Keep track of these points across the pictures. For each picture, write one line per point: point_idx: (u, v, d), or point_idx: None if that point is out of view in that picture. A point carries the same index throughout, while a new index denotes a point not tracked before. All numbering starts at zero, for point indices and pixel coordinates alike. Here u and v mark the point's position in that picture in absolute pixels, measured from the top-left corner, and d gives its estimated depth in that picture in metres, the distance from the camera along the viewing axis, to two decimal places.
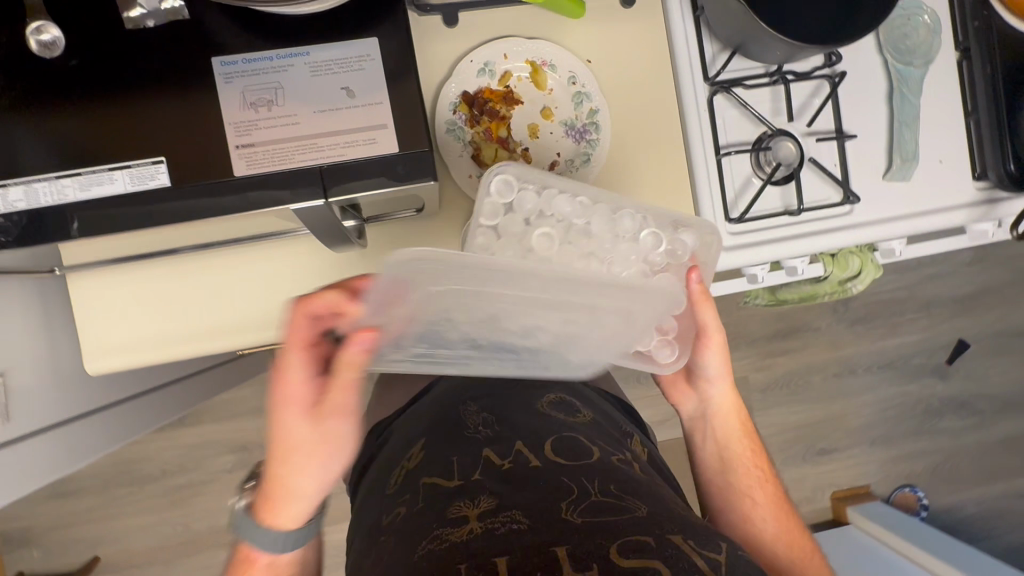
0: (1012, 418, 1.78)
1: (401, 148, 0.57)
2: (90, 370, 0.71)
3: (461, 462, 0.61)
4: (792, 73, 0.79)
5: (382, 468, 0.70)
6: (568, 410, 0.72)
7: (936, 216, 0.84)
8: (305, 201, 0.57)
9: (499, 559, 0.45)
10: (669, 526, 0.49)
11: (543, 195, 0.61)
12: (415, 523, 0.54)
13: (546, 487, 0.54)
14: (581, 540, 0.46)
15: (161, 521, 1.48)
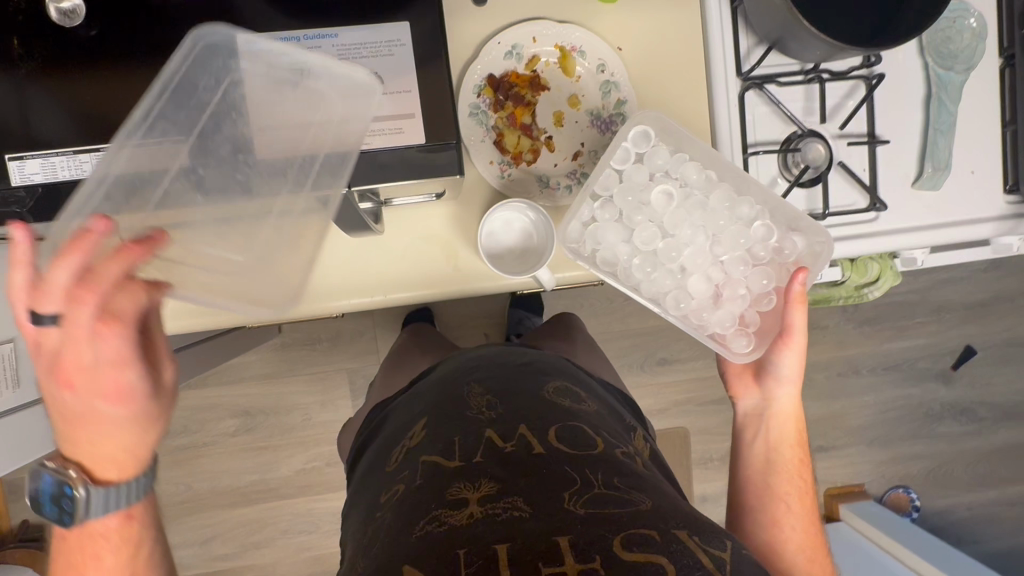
0: (1012, 426, 1.78)
1: (427, 140, 0.61)
2: None
3: (463, 442, 0.59)
4: (827, 73, 0.77)
5: (383, 443, 0.69)
6: (573, 396, 0.68)
7: (965, 227, 0.82)
8: (328, 188, 0.60)
9: (499, 545, 0.47)
10: (673, 521, 0.50)
11: (674, 158, 0.74)
12: (415, 501, 0.54)
13: (549, 473, 0.54)
14: (584, 531, 0.47)
15: (164, 480, 1.50)
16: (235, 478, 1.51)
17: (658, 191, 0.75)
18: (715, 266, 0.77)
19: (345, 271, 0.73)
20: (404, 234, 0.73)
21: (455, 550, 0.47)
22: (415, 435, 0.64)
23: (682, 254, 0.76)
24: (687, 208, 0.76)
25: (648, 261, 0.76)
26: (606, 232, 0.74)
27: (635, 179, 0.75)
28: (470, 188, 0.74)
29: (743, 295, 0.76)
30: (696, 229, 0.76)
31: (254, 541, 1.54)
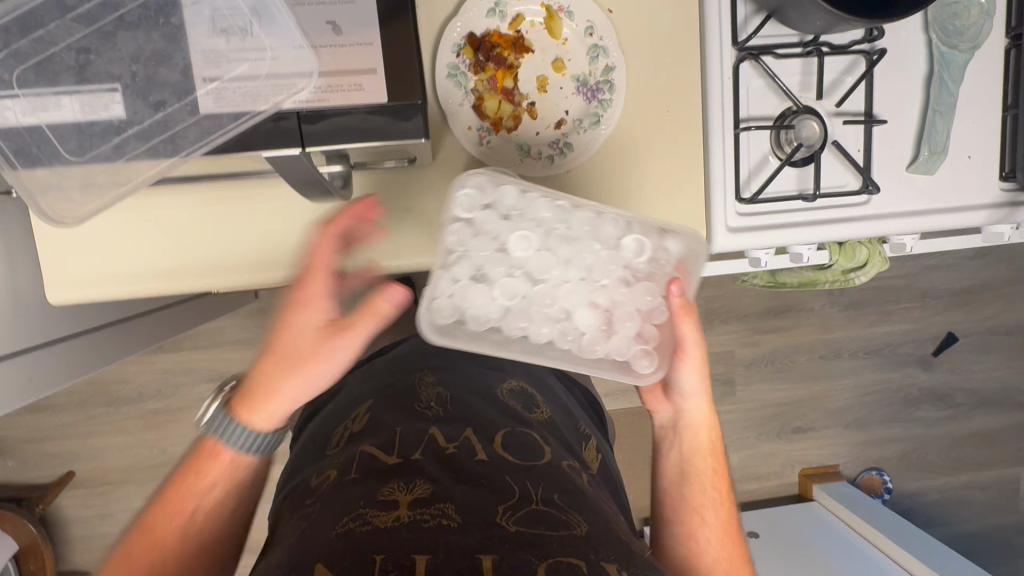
0: (988, 413, 1.80)
1: (389, 98, 0.55)
2: (54, 301, 0.68)
3: (405, 436, 0.55)
4: (827, 45, 0.73)
5: (326, 421, 0.66)
6: (526, 400, 0.66)
7: (957, 214, 0.79)
8: (281, 148, 0.55)
9: (421, 556, 0.42)
10: (605, 552, 0.46)
11: (524, 197, 0.62)
12: (342, 493, 0.49)
13: (487, 482, 0.50)
14: (510, 553, 0.43)
15: (137, 442, 1.48)
16: None
17: (517, 233, 0.63)
18: (598, 292, 0.65)
19: (311, 238, 0.69)
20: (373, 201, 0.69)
21: (374, 554, 0.42)
22: (359, 421, 0.61)
23: (561, 294, 0.64)
24: (553, 245, 0.63)
25: (522, 310, 0.64)
26: (473, 292, 0.62)
27: (486, 229, 0.63)
28: (447, 155, 0.70)
29: (634, 317, 0.64)
30: (571, 261, 0.64)
31: None
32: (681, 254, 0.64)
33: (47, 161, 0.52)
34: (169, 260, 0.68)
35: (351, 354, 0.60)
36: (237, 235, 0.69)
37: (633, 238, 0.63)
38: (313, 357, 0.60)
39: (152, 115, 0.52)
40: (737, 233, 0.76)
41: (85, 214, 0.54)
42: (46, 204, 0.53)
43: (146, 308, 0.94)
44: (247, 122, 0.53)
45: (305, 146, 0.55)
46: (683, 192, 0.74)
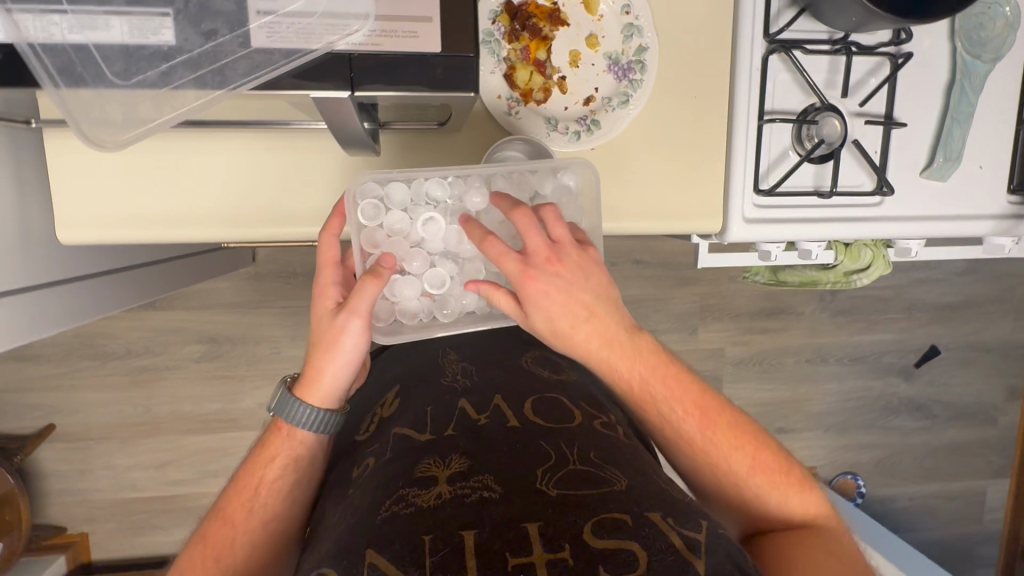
0: (962, 425, 1.85)
1: (443, 49, 0.47)
2: (64, 241, 0.66)
3: (435, 417, 0.58)
4: (856, 45, 0.74)
5: (357, 406, 0.69)
6: (552, 368, 0.69)
7: (966, 222, 0.81)
8: (329, 91, 0.48)
9: (466, 532, 0.43)
10: (646, 501, 0.47)
11: (412, 185, 0.63)
12: (380, 475, 0.51)
13: (523, 448, 0.52)
14: (554, 516, 0.44)
15: (121, 399, 1.46)
16: (197, 405, 1.48)
17: (426, 220, 0.63)
18: None
19: (332, 195, 0.69)
20: (399, 161, 0.69)
21: (420, 534, 0.44)
22: (390, 405, 0.63)
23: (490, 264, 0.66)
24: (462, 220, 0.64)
25: (457, 291, 0.66)
26: (404, 285, 0.63)
27: (392, 228, 0.63)
28: (473, 122, 0.70)
29: None
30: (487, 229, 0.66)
31: (213, 470, 1.52)
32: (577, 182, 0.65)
33: (92, 84, 0.44)
34: (184, 208, 0.67)
35: (363, 335, 0.55)
36: (255, 187, 0.68)
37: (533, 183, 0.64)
38: (328, 341, 0.55)
39: (202, 45, 0.44)
40: (753, 224, 0.76)
41: (126, 138, 0.47)
42: (85, 125, 0.45)
43: (150, 259, 0.93)
44: (299, 61, 0.45)
45: (356, 91, 0.48)
46: (705, 179, 0.74)
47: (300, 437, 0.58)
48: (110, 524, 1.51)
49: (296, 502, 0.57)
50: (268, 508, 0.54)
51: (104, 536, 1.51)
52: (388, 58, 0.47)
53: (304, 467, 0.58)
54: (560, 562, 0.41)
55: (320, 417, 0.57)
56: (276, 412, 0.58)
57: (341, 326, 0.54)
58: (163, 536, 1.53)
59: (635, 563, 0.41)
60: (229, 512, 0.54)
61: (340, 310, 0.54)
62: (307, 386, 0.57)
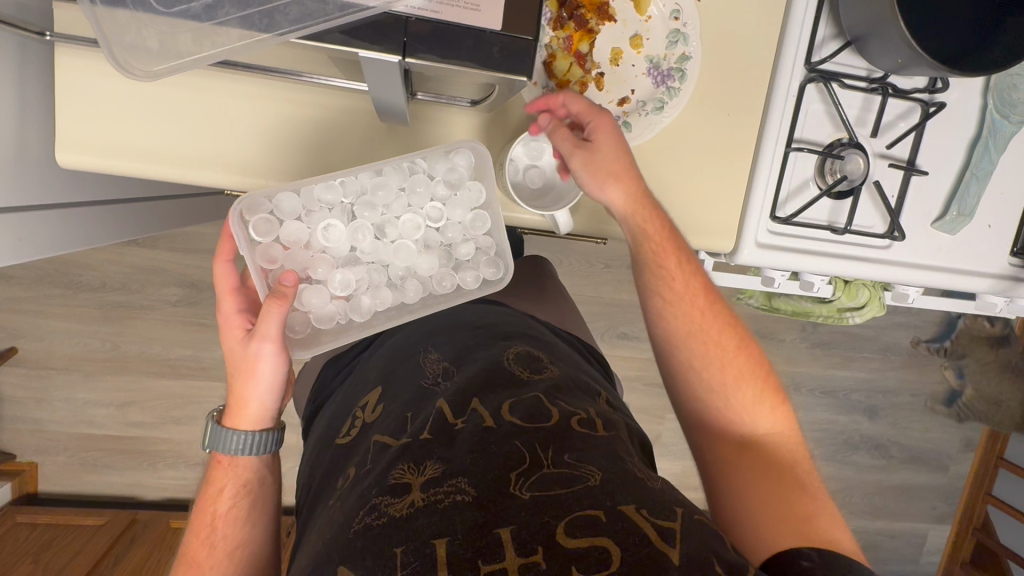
0: (915, 470, 1.90)
1: (503, 28, 0.46)
2: (60, 162, 0.63)
3: (414, 420, 0.57)
4: (892, 87, 0.74)
5: (339, 408, 0.69)
6: (533, 364, 0.65)
7: (966, 276, 0.82)
8: (378, 53, 0.46)
9: (439, 540, 0.44)
10: (620, 495, 0.48)
11: (302, 194, 0.63)
12: (359, 488, 0.52)
13: (498, 448, 0.52)
14: (526, 521, 0.45)
15: (89, 332, 1.41)
16: (167, 349, 1.44)
17: (325, 225, 0.64)
18: (427, 231, 0.68)
19: (344, 158, 0.67)
20: (421, 132, 0.68)
21: (393, 547, 0.45)
22: (372, 409, 0.63)
23: (400, 255, 0.67)
24: (361, 216, 0.65)
25: (368, 287, 0.66)
26: (314, 296, 0.63)
27: (290, 239, 0.63)
28: (507, 107, 0.69)
29: (469, 241, 0.68)
30: (389, 221, 0.67)
31: (175, 417, 1.49)
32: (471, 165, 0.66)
33: (131, 6, 0.42)
34: (193, 146, 0.64)
35: (277, 357, 0.57)
36: (269, 136, 0.65)
37: (429, 169, 0.66)
38: (245, 371, 0.57)
39: None
40: (763, 249, 0.76)
41: (160, 69, 0.44)
42: (117, 50, 0.43)
43: (143, 194, 0.89)
44: (352, 17, 0.44)
45: (406, 58, 0.47)
46: (722, 200, 0.74)
47: (242, 465, 0.60)
48: (62, 457, 1.48)
49: (256, 524, 0.60)
50: (229, 541, 0.58)
51: (54, 468, 1.48)
52: (445, 29, 0.46)
53: (256, 490, 0.61)
54: (534, 565, 0.42)
55: (253, 441, 0.59)
56: (212, 448, 0.59)
57: (255, 354, 0.56)
58: (114, 477, 1.50)
59: (608, 561, 0.43)
60: (192, 553, 0.57)
61: (251, 338, 0.56)
62: (236, 414, 0.59)
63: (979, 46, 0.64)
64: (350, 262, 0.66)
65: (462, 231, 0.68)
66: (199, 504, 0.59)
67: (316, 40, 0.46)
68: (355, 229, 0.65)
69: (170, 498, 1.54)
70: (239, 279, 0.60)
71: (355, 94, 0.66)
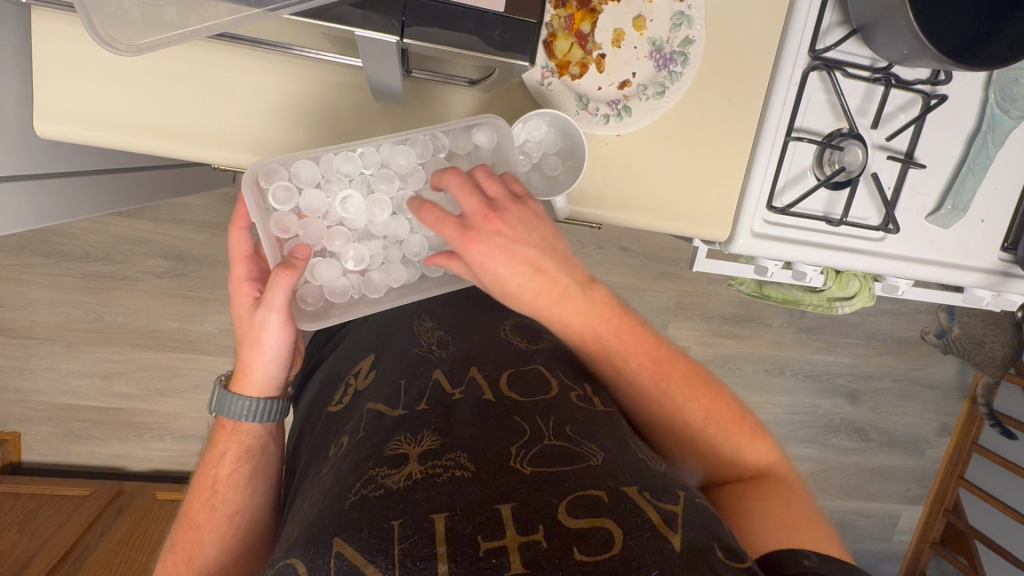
0: (892, 453, 1.95)
1: (507, 11, 0.45)
2: (41, 133, 0.61)
3: (409, 390, 0.57)
4: (896, 77, 0.73)
5: (329, 377, 0.69)
6: (529, 334, 0.67)
7: (956, 271, 0.82)
8: (376, 33, 0.45)
9: (438, 515, 0.43)
10: (623, 477, 0.48)
11: (323, 161, 0.61)
12: (351, 459, 0.51)
13: (498, 424, 0.51)
14: (529, 497, 0.44)
15: (72, 302, 1.39)
16: (152, 321, 1.42)
17: (344, 195, 0.62)
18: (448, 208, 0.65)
19: (337, 136, 0.65)
20: (415, 110, 0.66)
21: (391, 519, 0.43)
22: (364, 376, 0.63)
23: (418, 232, 0.65)
24: (380, 189, 0.63)
25: (382, 263, 0.65)
26: (325, 268, 0.62)
27: (307, 208, 0.62)
28: (505, 88, 0.67)
29: None
30: (409, 195, 0.64)
31: (161, 389, 1.47)
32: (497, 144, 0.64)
33: None
34: (179, 119, 0.62)
35: (280, 328, 0.58)
36: (261, 112, 0.63)
37: (451, 145, 0.64)
38: (252, 337, 0.59)
39: None
40: (759, 238, 0.76)
41: (144, 43, 0.42)
42: (98, 19, 0.41)
43: (126, 163, 0.86)
44: None
45: (404, 38, 0.46)
46: (720, 188, 0.73)
47: (247, 429, 0.61)
48: (46, 427, 1.47)
49: (257, 491, 0.60)
50: (230, 505, 0.57)
51: (38, 438, 1.48)
52: (443, 10, 0.45)
53: (258, 457, 0.61)
54: (535, 544, 0.41)
55: (259, 407, 0.60)
56: (218, 412, 0.61)
57: (262, 322, 0.58)
58: (100, 447, 1.50)
59: (610, 541, 0.42)
60: (194, 515, 0.57)
61: (258, 306, 0.57)
62: (241, 380, 0.60)
63: (987, 36, 0.64)
64: (366, 237, 0.65)
65: None
66: (200, 468, 0.59)
67: (311, 16, 0.45)
68: (374, 199, 0.63)
69: (158, 469, 1.55)
70: (253, 247, 0.61)
71: (348, 71, 0.64)
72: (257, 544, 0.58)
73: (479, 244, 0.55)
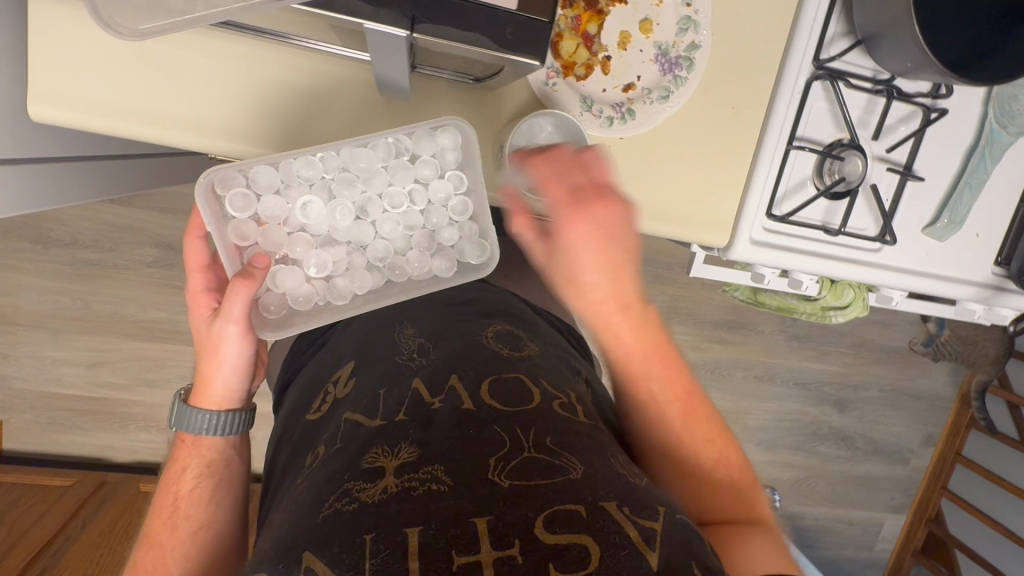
0: (876, 461, 1.97)
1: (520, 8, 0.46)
2: (34, 116, 0.59)
3: (389, 400, 0.56)
4: (898, 90, 0.74)
5: (311, 384, 0.68)
6: (512, 342, 0.65)
7: (949, 284, 0.83)
8: (386, 27, 0.45)
9: (410, 529, 0.43)
10: (601, 491, 0.47)
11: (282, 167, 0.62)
12: (328, 470, 0.51)
13: (477, 434, 0.51)
14: (505, 511, 0.44)
15: (59, 289, 1.37)
16: (141, 310, 1.40)
17: (303, 201, 0.63)
18: (409, 212, 0.67)
19: (339, 131, 0.65)
20: (418, 106, 0.65)
21: (362, 534, 0.43)
22: (344, 385, 0.62)
23: (379, 236, 0.67)
24: (340, 195, 0.64)
25: (346, 269, 0.66)
26: (288, 276, 0.63)
27: (266, 215, 0.63)
28: (511, 87, 0.67)
29: (451, 224, 0.67)
30: (369, 199, 0.66)
31: (147, 379, 1.46)
32: (459, 146, 0.65)
33: None
34: (172, 106, 0.61)
35: (240, 340, 0.57)
36: (262, 102, 0.62)
37: (413, 148, 0.64)
38: (210, 348, 0.58)
39: None
40: (757, 246, 0.76)
41: (147, 28, 0.41)
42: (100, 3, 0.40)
43: (119, 150, 0.85)
44: None
45: (414, 32, 0.45)
46: (721, 196, 0.73)
47: (207, 445, 0.60)
48: (29, 416, 1.45)
49: (220, 507, 0.59)
50: (191, 521, 0.57)
51: (21, 426, 1.45)
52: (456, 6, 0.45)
53: (221, 472, 0.60)
54: (508, 560, 0.41)
55: (219, 420, 0.59)
56: (177, 427, 0.60)
57: (219, 332, 0.57)
58: (84, 437, 1.48)
59: (586, 559, 0.42)
60: (155, 533, 0.57)
61: (216, 317, 0.57)
62: (201, 393, 0.59)
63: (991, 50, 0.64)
64: (329, 242, 0.66)
65: (444, 211, 0.67)
66: (163, 480, 0.59)
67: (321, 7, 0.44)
68: (333, 204, 0.65)
69: (142, 460, 1.53)
70: (209, 256, 0.62)
71: (354, 65, 0.63)
72: (219, 560, 0.58)
73: (578, 212, 0.56)
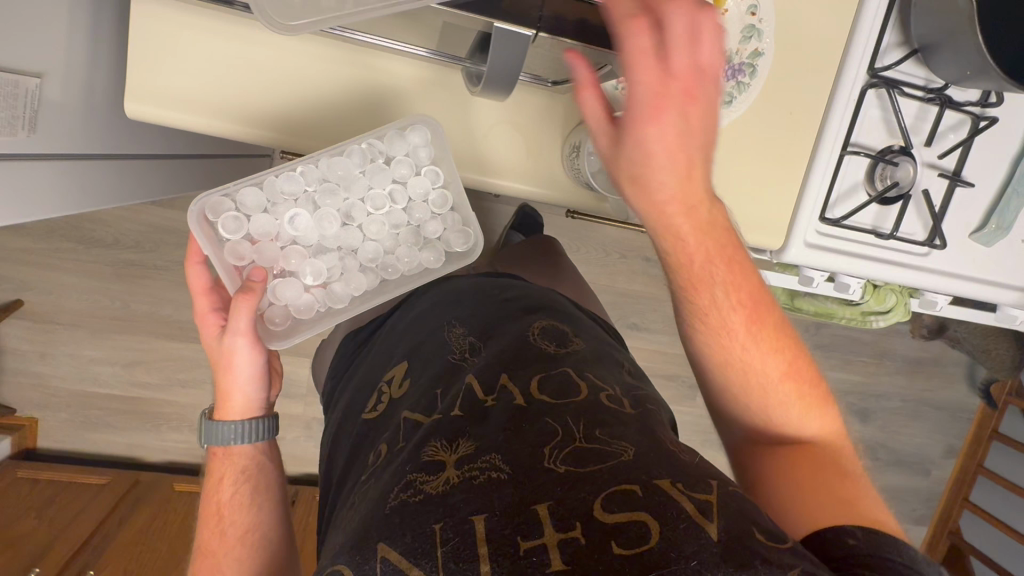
0: (898, 473, 1.97)
1: None
2: (130, 113, 0.61)
3: (445, 398, 0.59)
4: (949, 98, 0.76)
5: (361, 384, 0.71)
6: (557, 337, 0.66)
7: (996, 289, 0.84)
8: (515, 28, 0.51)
9: (477, 517, 0.43)
10: (656, 470, 0.46)
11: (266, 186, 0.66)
12: (392, 467, 0.52)
13: (530, 427, 0.52)
14: (564, 495, 0.44)
15: (99, 288, 1.38)
16: (177, 311, 1.42)
17: (292, 214, 0.67)
18: (393, 212, 0.70)
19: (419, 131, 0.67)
20: (493, 107, 0.67)
21: (434, 522, 0.44)
22: (398, 385, 0.65)
23: (368, 238, 0.70)
24: (325, 204, 0.68)
25: (341, 274, 0.70)
26: (288, 288, 0.67)
27: (258, 233, 0.66)
28: None
29: (434, 218, 0.71)
30: (353, 205, 0.69)
31: (181, 380, 1.47)
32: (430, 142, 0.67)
33: None
34: (249, 104, 0.63)
35: (250, 351, 0.60)
36: (349, 103, 0.65)
37: (387, 151, 0.67)
38: (221, 364, 0.61)
39: None
40: (812, 248, 0.78)
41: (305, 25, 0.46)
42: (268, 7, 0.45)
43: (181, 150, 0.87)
44: None
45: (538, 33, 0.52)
46: (779, 199, 0.74)
47: (237, 452, 0.61)
48: (64, 414, 1.46)
49: (262, 510, 0.60)
50: (238, 525, 0.58)
51: (54, 425, 1.47)
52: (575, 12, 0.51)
53: (257, 476, 0.62)
54: (575, 541, 0.41)
55: (246, 428, 0.61)
56: (207, 443, 0.62)
57: (230, 347, 0.60)
58: (116, 437, 1.49)
59: (647, 535, 0.41)
60: (206, 543, 0.58)
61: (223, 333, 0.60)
62: (223, 407, 0.61)
63: None
64: (321, 250, 0.70)
65: (426, 207, 0.70)
66: (204, 495, 0.60)
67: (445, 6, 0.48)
68: (319, 214, 0.68)
69: (172, 461, 1.53)
70: (212, 279, 0.64)
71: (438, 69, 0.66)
72: (273, 561, 0.59)
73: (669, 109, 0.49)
